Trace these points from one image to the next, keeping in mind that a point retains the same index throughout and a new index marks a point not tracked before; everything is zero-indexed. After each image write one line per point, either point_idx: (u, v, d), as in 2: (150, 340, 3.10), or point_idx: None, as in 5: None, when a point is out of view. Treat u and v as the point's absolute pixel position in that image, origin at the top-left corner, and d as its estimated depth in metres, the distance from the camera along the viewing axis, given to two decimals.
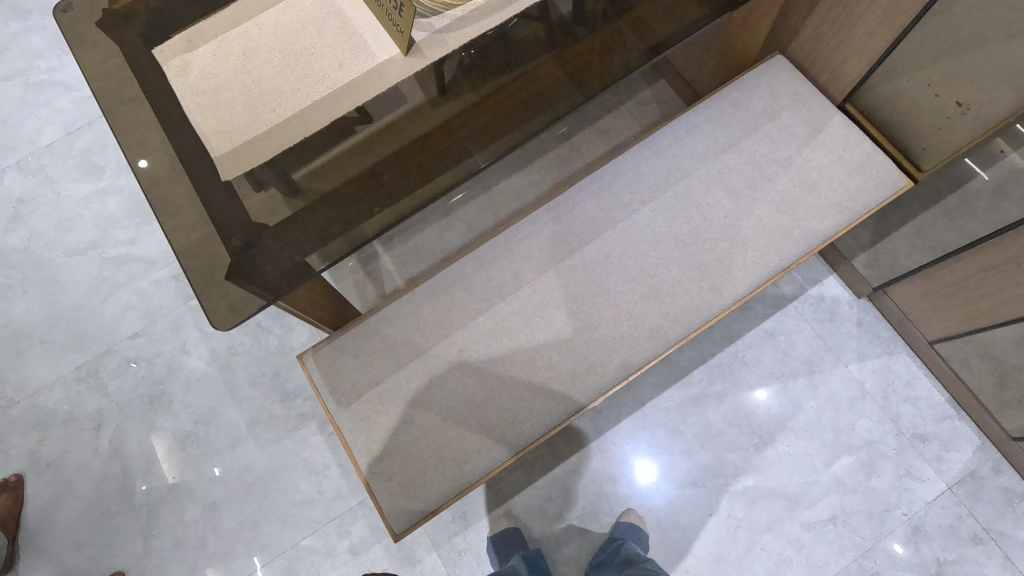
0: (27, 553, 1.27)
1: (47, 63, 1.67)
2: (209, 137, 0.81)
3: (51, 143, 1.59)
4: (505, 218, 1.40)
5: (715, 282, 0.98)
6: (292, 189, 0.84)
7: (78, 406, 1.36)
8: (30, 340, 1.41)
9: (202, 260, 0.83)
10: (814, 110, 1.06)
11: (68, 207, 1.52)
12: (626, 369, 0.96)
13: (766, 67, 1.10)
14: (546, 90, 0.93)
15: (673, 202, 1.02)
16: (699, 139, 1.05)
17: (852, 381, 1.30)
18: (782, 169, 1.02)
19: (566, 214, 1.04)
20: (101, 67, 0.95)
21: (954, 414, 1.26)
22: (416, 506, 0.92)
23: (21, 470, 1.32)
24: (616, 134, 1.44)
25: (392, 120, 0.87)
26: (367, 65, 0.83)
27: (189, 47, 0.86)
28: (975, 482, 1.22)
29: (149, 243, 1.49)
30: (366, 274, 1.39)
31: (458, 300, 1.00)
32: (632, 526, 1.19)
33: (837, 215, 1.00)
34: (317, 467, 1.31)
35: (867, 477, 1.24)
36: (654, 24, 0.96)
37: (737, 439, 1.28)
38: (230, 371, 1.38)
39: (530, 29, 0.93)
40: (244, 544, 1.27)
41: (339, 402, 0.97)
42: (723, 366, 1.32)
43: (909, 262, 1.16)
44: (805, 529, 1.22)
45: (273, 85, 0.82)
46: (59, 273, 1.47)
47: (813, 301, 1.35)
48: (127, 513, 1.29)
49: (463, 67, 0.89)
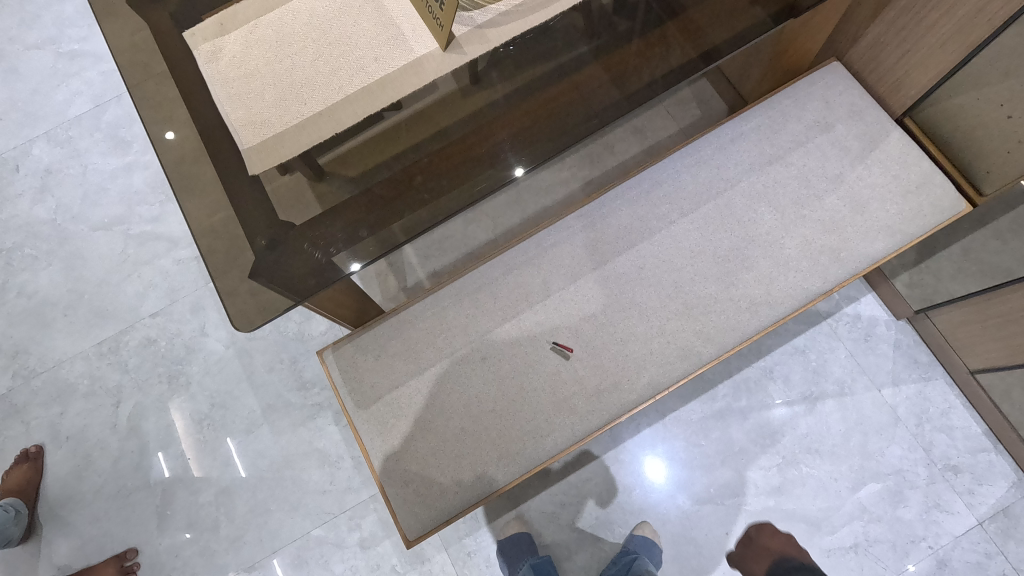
0: (45, 523, 1.28)
1: (79, 32, 1.66)
2: (238, 128, 0.78)
3: (80, 114, 1.58)
4: (532, 216, 1.36)
5: (753, 302, 0.94)
6: (320, 175, 0.82)
7: (98, 381, 1.37)
8: (53, 312, 1.42)
9: (226, 255, 0.80)
10: (871, 123, 1.00)
11: (94, 180, 1.52)
12: (654, 388, 0.92)
13: (821, 75, 1.05)
14: (587, 93, 0.88)
15: (714, 214, 0.98)
16: (745, 149, 1.01)
17: (884, 406, 1.25)
18: (831, 185, 0.97)
19: (599, 221, 1.00)
20: (131, 46, 0.92)
21: (991, 447, 1.21)
22: (431, 515, 0.90)
23: (42, 441, 1.33)
24: (652, 134, 1.39)
25: (422, 108, 0.84)
26: (404, 58, 0.80)
27: (220, 32, 0.83)
28: (1009, 519, 1.17)
29: (173, 221, 1.48)
30: (388, 266, 1.36)
31: (483, 305, 0.97)
32: (647, 539, 1.17)
33: (887, 238, 0.94)
34: (331, 458, 1.31)
35: (893, 506, 1.19)
36: (706, 26, 0.91)
37: (760, 458, 1.24)
38: (248, 356, 1.37)
39: (568, 20, 0.88)
40: (256, 530, 1.27)
41: (357, 403, 0.95)
42: (750, 382, 1.28)
43: (955, 285, 1.09)
44: (824, 554, 1.18)
45: (305, 75, 0.79)
46: (84, 246, 1.47)
47: (849, 320, 1.30)
48: (143, 491, 1.30)
49: (495, 60, 0.85)
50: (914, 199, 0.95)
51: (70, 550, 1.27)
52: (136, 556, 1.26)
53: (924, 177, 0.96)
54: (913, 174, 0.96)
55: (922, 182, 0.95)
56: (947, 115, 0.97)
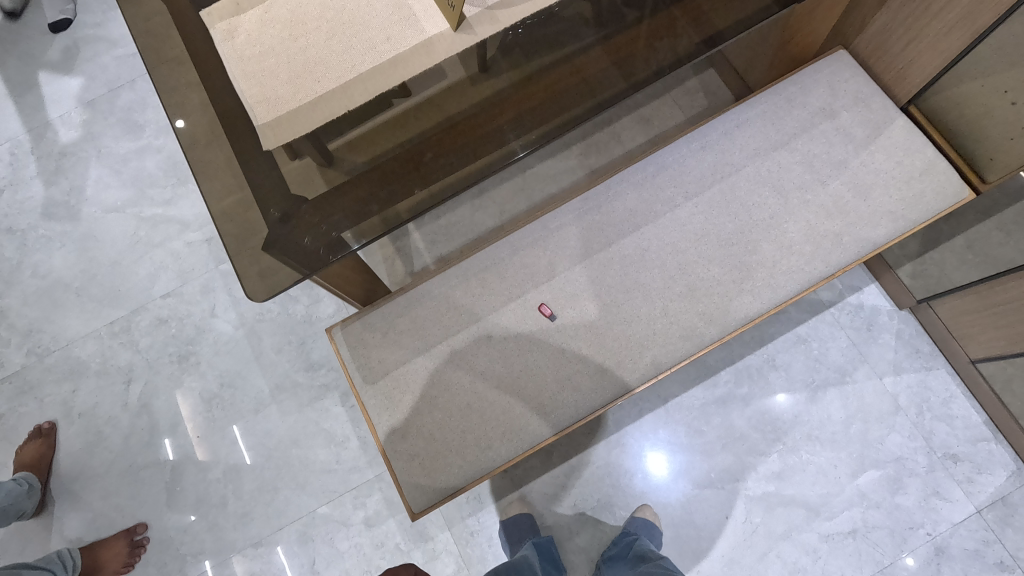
0: (57, 498, 1.31)
1: (93, 17, 1.68)
2: (253, 105, 0.81)
3: (94, 98, 1.60)
4: (538, 203, 1.37)
5: (756, 285, 0.95)
6: (328, 160, 0.83)
7: (110, 360, 1.39)
8: (66, 292, 1.45)
9: (241, 230, 0.83)
10: (875, 111, 1.00)
11: (108, 163, 1.54)
12: (656, 368, 0.94)
13: (827, 63, 1.05)
14: (591, 79, 0.89)
15: (718, 198, 0.99)
16: (750, 135, 1.02)
17: (885, 395, 1.26)
18: (835, 171, 0.98)
19: (604, 204, 1.01)
20: (149, 27, 0.94)
21: (991, 437, 1.21)
22: (436, 489, 0.92)
23: (55, 417, 1.36)
24: (657, 123, 1.40)
25: (430, 95, 0.85)
26: (416, 39, 0.83)
27: (236, 11, 0.85)
28: (1007, 507, 1.18)
29: (184, 204, 1.51)
30: (395, 250, 1.38)
31: (490, 285, 0.99)
32: (647, 522, 1.19)
33: (890, 224, 0.95)
34: (338, 438, 1.33)
35: (892, 493, 1.21)
36: (712, 13, 0.92)
37: (760, 444, 1.26)
38: (257, 337, 1.40)
39: (576, 8, 0.90)
40: (263, 507, 1.29)
41: (364, 378, 0.97)
42: (752, 369, 1.29)
43: (959, 275, 1.10)
44: (823, 540, 1.20)
45: (319, 55, 0.81)
46: (97, 228, 1.49)
47: (852, 309, 1.31)
48: (153, 468, 1.32)
49: (503, 46, 0.87)
50: (918, 185, 0.96)
51: (81, 524, 1.29)
52: (145, 530, 1.28)
53: (928, 164, 0.96)
54: (917, 161, 0.97)
55: (926, 169, 0.96)
56: (951, 103, 0.98)
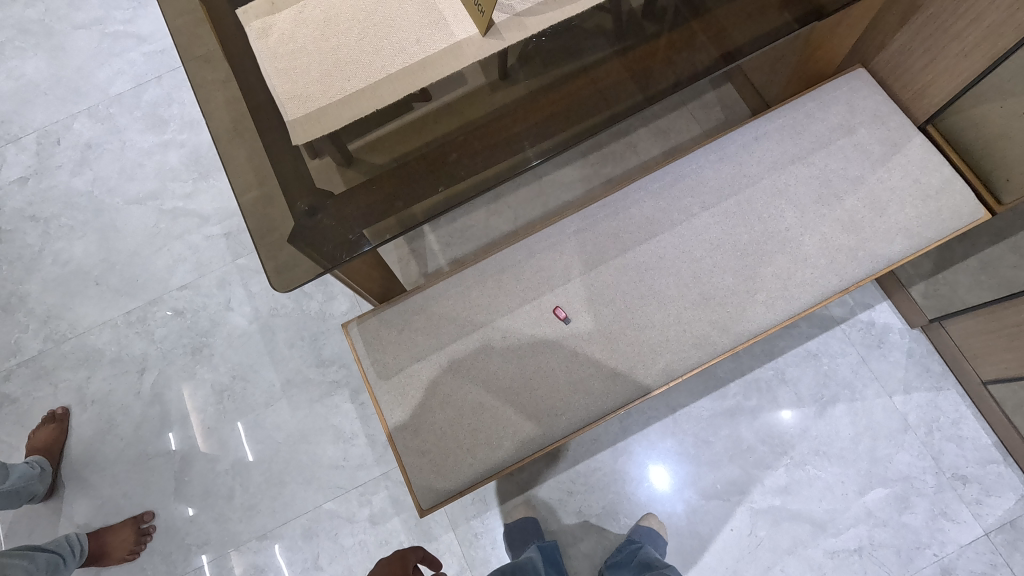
0: (66, 483, 1.32)
1: (124, 14, 1.72)
2: (284, 101, 0.83)
3: (121, 92, 1.64)
4: (554, 210, 1.39)
5: (770, 297, 0.96)
6: (349, 160, 0.85)
7: (125, 348, 1.41)
8: (86, 280, 1.47)
9: (265, 220, 0.85)
10: (893, 129, 1.02)
11: (132, 156, 1.57)
12: (668, 375, 0.95)
13: (846, 81, 1.07)
14: (607, 90, 0.90)
15: (735, 210, 1.00)
16: (768, 148, 1.03)
17: (895, 413, 1.26)
18: (851, 188, 0.99)
19: (622, 211, 1.03)
20: (181, 23, 0.97)
21: (1000, 459, 1.21)
22: (444, 486, 0.93)
23: (68, 404, 1.38)
24: (674, 136, 1.42)
25: (452, 99, 0.87)
26: (445, 42, 0.85)
27: (271, 10, 0.88)
28: (1015, 531, 1.17)
29: (204, 198, 1.53)
30: (410, 251, 1.40)
31: (505, 286, 1.00)
32: (651, 530, 1.19)
33: (905, 240, 0.96)
34: (346, 434, 1.34)
35: (899, 512, 1.20)
36: (730, 30, 0.93)
37: (767, 457, 1.26)
38: (270, 331, 1.41)
39: (597, 19, 0.91)
40: (268, 500, 1.30)
41: (378, 373, 0.98)
42: (760, 383, 1.30)
43: (971, 296, 1.11)
44: (828, 556, 1.19)
45: (350, 54, 0.84)
46: (118, 219, 1.52)
47: (863, 326, 1.31)
48: (162, 457, 1.34)
49: (524, 55, 0.89)
50: (934, 204, 0.97)
51: (89, 510, 1.30)
52: (152, 519, 1.29)
53: (944, 183, 0.98)
54: (934, 180, 0.98)
55: (942, 188, 0.97)
56: (969, 123, 0.98)
